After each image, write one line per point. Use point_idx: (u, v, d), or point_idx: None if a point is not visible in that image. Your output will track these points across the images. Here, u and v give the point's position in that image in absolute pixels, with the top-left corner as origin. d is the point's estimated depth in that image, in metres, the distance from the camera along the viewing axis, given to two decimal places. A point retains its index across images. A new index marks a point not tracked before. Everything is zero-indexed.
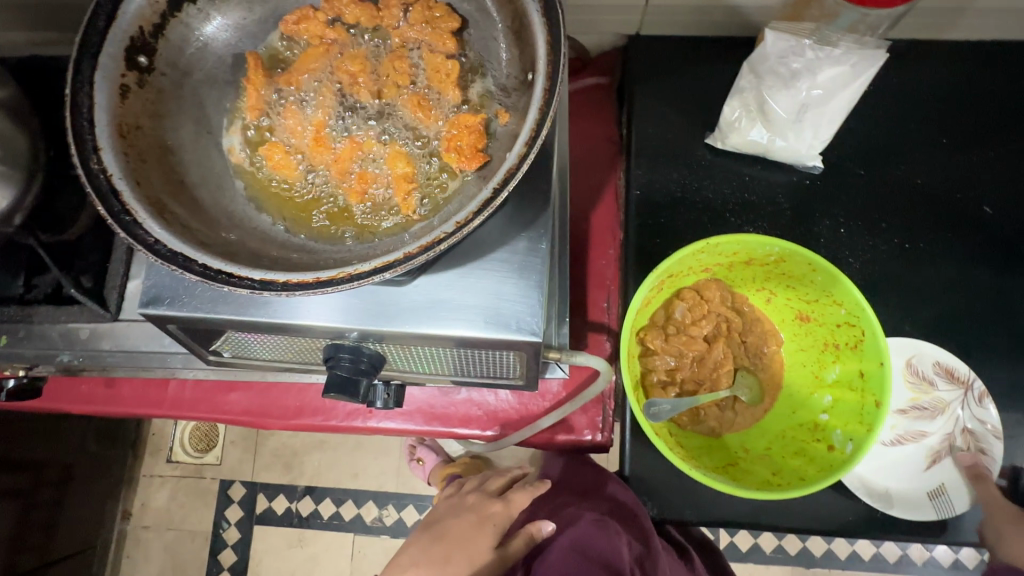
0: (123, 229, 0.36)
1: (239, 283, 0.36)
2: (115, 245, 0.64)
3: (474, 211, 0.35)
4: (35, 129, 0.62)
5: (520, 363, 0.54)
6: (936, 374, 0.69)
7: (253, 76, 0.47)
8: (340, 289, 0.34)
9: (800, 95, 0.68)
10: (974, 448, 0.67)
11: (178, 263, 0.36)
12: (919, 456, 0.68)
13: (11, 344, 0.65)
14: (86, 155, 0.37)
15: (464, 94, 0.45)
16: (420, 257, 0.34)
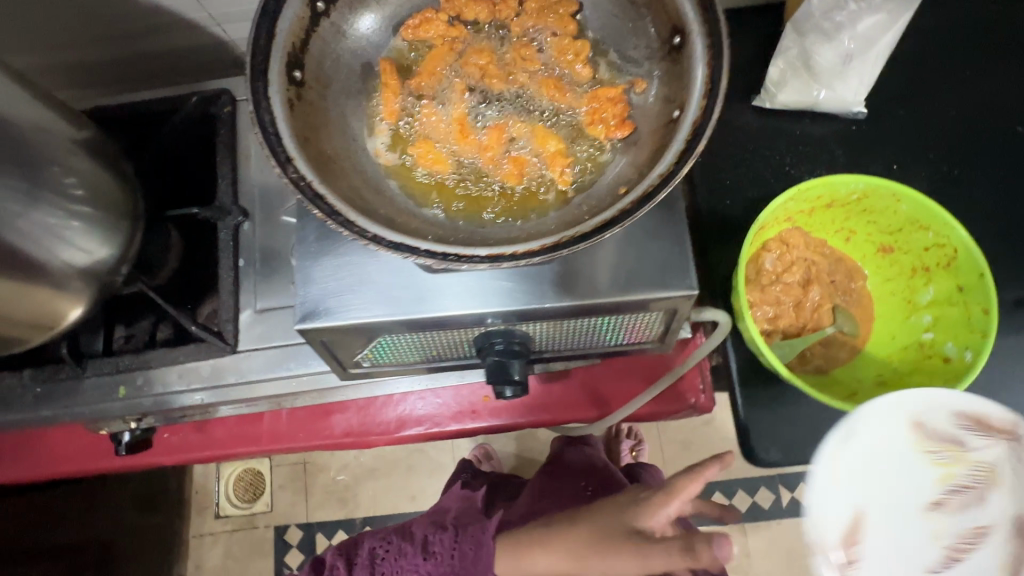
0: (344, 229, 0.37)
1: (466, 262, 0.37)
2: (221, 277, 0.64)
3: (673, 163, 0.38)
4: (125, 173, 0.62)
5: (659, 324, 0.56)
6: (942, 436, 0.54)
7: (387, 80, 0.48)
8: (570, 251, 0.36)
9: (843, 46, 0.73)
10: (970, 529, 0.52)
11: (404, 252, 0.37)
12: (953, 536, 0.53)
13: (131, 394, 0.64)
14: (284, 166, 0.38)
15: (594, 72, 0.48)
16: (640, 209, 0.36)
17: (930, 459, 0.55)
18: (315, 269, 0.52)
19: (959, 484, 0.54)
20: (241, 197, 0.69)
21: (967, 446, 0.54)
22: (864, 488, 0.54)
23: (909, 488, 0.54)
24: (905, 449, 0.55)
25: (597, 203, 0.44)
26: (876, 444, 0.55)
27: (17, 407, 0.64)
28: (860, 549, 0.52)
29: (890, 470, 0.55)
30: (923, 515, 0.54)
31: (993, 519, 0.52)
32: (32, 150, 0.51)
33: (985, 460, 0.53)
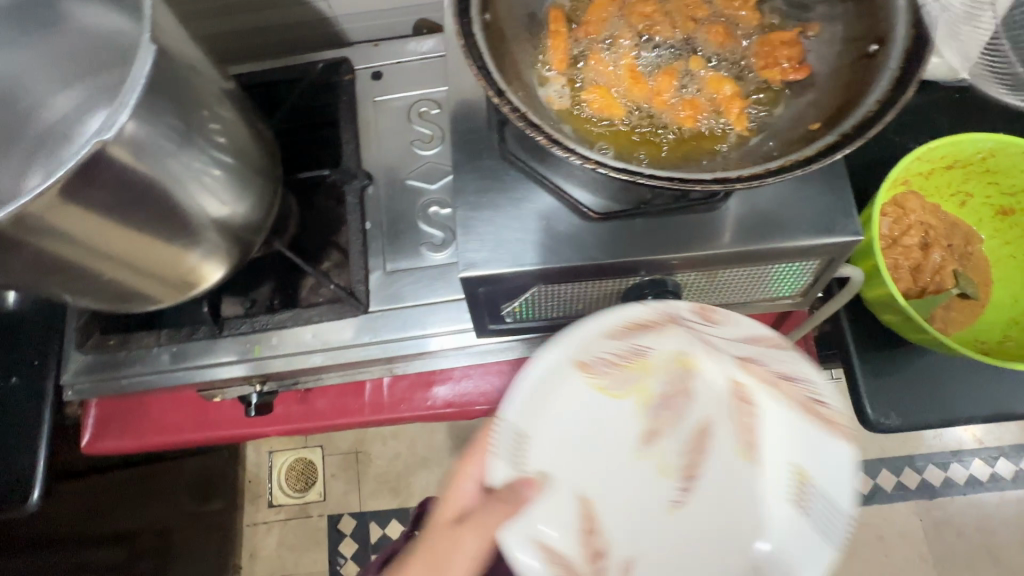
0: (567, 154, 0.38)
1: (690, 185, 0.38)
2: (352, 238, 0.65)
3: (891, 87, 0.38)
4: (261, 131, 0.62)
5: (809, 274, 0.56)
6: (616, 352, 0.42)
7: (555, 29, 0.49)
8: (795, 173, 0.37)
9: None
10: (781, 379, 0.41)
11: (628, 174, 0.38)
12: (675, 457, 0.42)
13: (265, 353, 0.65)
14: (498, 96, 0.40)
15: (761, 21, 0.49)
16: (867, 131, 0.37)
17: (613, 389, 0.43)
18: (477, 218, 0.53)
19: (664, 401, 0.43)
20: (364, 163, 0.69)
21: (650, 350, 0.43)
22: (556, 455, 0.41)
23: (613, 427, 0.43)
24: (581, 393, 0.42)
25: (784, 141, 0.43)
26: (552, 390, 0.42)
27: (150, 366, 0.65)
28: (590, 492, 0.41)
29: (564, 416, 0.42)
30: (635, 455, 0.42)
31: (712, 413, 0.43)
32: (186, 89, 0.48)
33: (676, 354, 0.42)
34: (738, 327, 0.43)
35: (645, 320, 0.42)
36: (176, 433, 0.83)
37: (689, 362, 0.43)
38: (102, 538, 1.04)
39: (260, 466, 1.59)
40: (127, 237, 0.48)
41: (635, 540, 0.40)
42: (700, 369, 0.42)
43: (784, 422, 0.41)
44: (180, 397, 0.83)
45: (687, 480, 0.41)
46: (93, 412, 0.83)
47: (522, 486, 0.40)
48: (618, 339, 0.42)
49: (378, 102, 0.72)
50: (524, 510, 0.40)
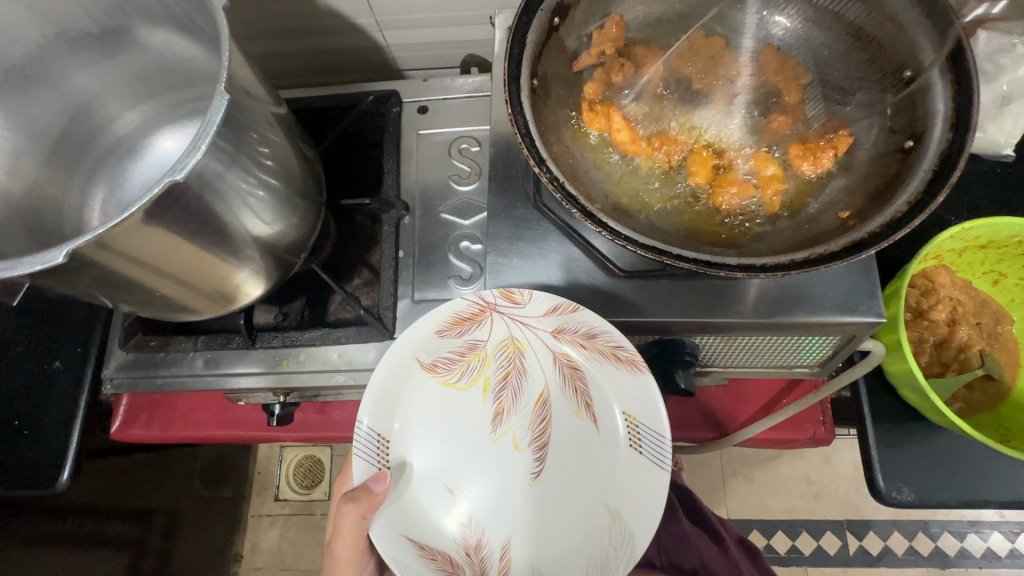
0: (601, 229, 0.41)
1: (721, 269, 0.41)
2: (384, 266, 0.68)
3: (921, 190, 0.40)
4: (308, 156, 0.66)
5: (829, 347, 0.56)
6: (456, 349, 0.57)
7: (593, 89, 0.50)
8: (824, 267, 0.39)
9: (998, 89, 0.67)
10: (586, 341, 0.54)
11: (659, 253, 0.41)
12: (524, 431, 0.57)
13: (293, 368, 0.68)
14: (538, 165, 0.43)
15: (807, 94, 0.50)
16: (898, 233, 0.38)
17: (462, 381, 0.58)
18: (506, 267, 0.57)
19: (503, 383, 0.58)
20: (402, 192, 0.72)
21: (482, 343, 0.57)
22: (428, 438, 0.57)
23: (470, 415, 0.57)
24: (432, 390, 0.57)
25: (812, 225, 0.45)
26: (409, 387, 0.57)
27: (185, 368, 0.69)
28: (463, 488, 0.56)
29: (429, 411, 0.57)
30: (494, 439, 0.57)
31: (546, 383, 0.57)
32: (242, 114, 0.51)
33: (505, 339, 0.57)
34: (539, 303, 0.54)
35: (466, 314, 0.56)
36: (199, 429, 0.87)
37: (518, 345, 0.57)
38: (116, 516, 1.08)
39: (271, 458, 1.64)
40: (183, 258, 0.51)
41: (492, 511, 0.56)
42: (529, 350, 0.57)
43: (609, 376, 0.55)
44: (203, 398, 0.88)
45: (542, 451, 0.57)
46: (123, 401, 0.87)
47: (378, 487, 0.52)
48: (451, 338, 0.57)
49: (421, 135, 0.75)
50: (406, 493, 0.55)
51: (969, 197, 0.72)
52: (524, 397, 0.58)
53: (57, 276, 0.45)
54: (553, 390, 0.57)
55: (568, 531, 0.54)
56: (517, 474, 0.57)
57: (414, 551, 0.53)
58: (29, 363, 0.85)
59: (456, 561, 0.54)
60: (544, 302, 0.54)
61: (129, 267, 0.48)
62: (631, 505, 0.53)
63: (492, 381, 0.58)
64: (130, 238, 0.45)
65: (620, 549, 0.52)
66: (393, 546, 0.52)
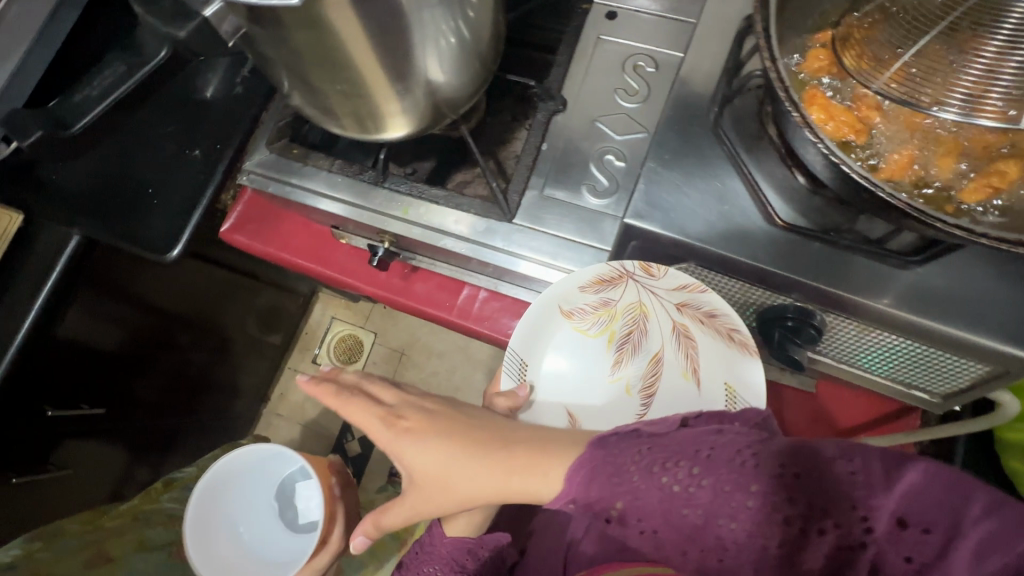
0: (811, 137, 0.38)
1: (933, 224, 0.38)
2: (526, 152, 0.68)
3: None
4: (500, 21, 0.64)
5: (965, 377, 0.52)
6: (593, 304, 0.64)
7: (822, 46, 0.47)
8: None
9: None
10: (704, 317, 0.61)
11: (868, 184, 0.38)
12: (637, 377, 0.63)
13: (408, 217, 0.70)
14: (769, 60, 0.40)
15: None
16: None
17: (593, 331, 0.65)
18: (663, 176, 0.53)
19: (627, 338, 0.64)
20: (564, 90, 0.71)
21: (615, 302, 0.64)
22: (558, 368, 0.65)
23: (594, 358, 0.65)
24: (569, 333, 0.65)
25: (1015, 225, 0.42)
26: (549, 324, 0.65)
27: (315, 182, 0.72)
28: (579, 409, 0.63)
29: (562, 347, 0.65)
30: (610, 378, 0.64)
31: (662, 344, 0.63)
32: None
33: (633, 303, 0.63)
34: (672, 278, 0.60)
35: (608, 276, 0.62)
36: (291, 254, 0.92)
37: (644, 309, 0.64)
38: (177, 320, 1.16)
39: (321, 324, 1.74)
40: (364, 58, 0.53)
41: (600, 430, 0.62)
42: (653, 315, 0.64)
43: (716, 350, 0.61)
44: (303, 229, 0.93)
45: (649, 399, 0.62)
46: (241, 204, 0.94)
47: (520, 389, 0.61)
48: (590, 293, 0.64)
49: (600, 41, 0.72)
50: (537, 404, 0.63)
51: None
52: (638, 355, 0.64)
53: (268, 27, 0.48)
54: (668, 350, 0.63)
55: None
56: (617, 412, 0.63)
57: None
58: (174, 142, 0.93)
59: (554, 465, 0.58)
60: (682, 278, 0.61)
61: (323, 45, 0.50)
62: None
63: (613, 331, 0.65)
64: (340, 13, 0.47)
65: None
66: None
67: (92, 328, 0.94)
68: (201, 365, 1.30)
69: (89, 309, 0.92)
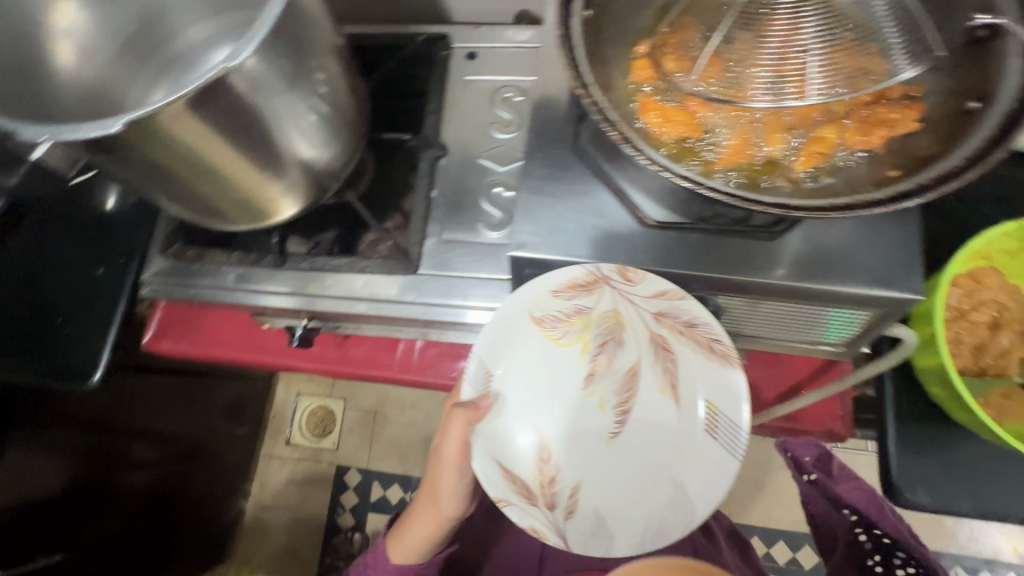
0: (636, 153, 0.40)
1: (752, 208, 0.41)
2: (417, 203, 0.69)
3: (982, 148, 0.38)
4: (357, 86, 0.66)
5: (856, 324, 0.55)
6: (564, 310, 0.56)
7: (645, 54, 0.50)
8: (862, 212, 0.39)
9: None
10: (682, 325, 0.54)
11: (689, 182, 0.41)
12: (613, 394, 0.56)
13: (316, 292, 0.71)
14: (581, 86, 0.42)
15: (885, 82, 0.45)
16: (946, 185, 0.38)
17: (563, 339, 0.57)
18: (536, 203, 0.55)
19: (601, 348, 0.57)
20: (442, 135, 0.73)
21: (589, 309, 0.56)
22: (525, 382, 0.56)
23: (565, 373, 0.57)
24: (536, 344, 0.56)
25: (853, 182, 0.44)
26: (514, 332, 0.56)
27: (217, 279, 0.73)
28: (548, 428, 0.55)
29: (529, 361, 0.56)
30: (582, 394, 0.56)
31: (639, 357, 0.56)
32: (308, 42, 0.53)
33: (608, 310, 0.56)
34: (647, 284, 0.54)
35: (582, 281, 0.54)
36: (221, 349, 0.90)
37: (620, 318, 0.56)
38: (138, 436, 1.10)
39: (286, 404, 1.67)
40: (223, 156, 0.53)
41: (570, 453, 0.55)
42: (630, 324, 0.56)
43: (698, 365, 0.54)
44: (227, 321, 0.91)
45: (624, 416, 0.56)
46: (160, 312, 0.92)
47: (483, 401, 0.54)
48: (563, 299, 0.55)
49: (467, 81, 0.75)
50: (496, 419, 0.54)
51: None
52: (612, 369, 0.57)
53: (114, 151, 0.49)
54: (644, 363, 0.56)
55: (636, 496, 0.53)
56: (595, 428, 0.56)
57: (499, 472, 0.52)
58: (78, 265, 0.88)
59: (531, 488, 0.53)
60: (655, 280, 0.54)
61: (174, 156, 0.51)
62: (699, 482, 0.52)
63: (587, 343, 0.57)
64: (179, 126, 0.48)
65: (676, 516, 0.52)
66: (483, 467, 0.52)
67: (47, 472, 0.89)
68: (176, 478, 1.24)
69: (41, 454, 0.88)
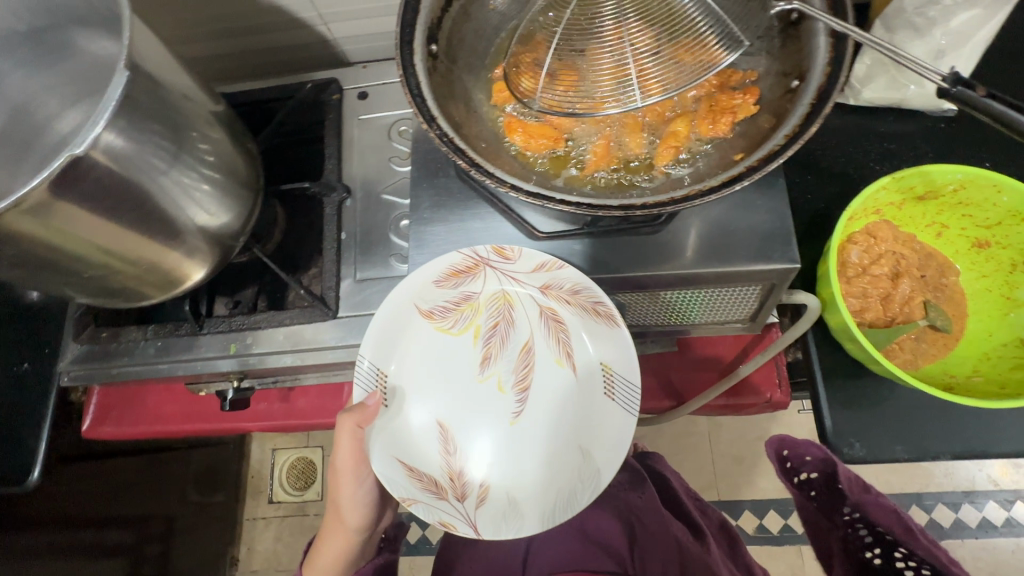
0: (486, 178, 0.42)
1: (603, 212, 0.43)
2: (326, 248, 0.69)
3: (800, 123, 0.41)
4: (245, 143, 0.66)
5: (755, 298, 0.57)
6: (451, 299, 0.57)
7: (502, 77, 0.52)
8: (702, 200, 0.42)
9: (935, 44, 0.65)
10: (569, 296, 0.55)
11: (542, 199, 0.43)
12: (510, 374, 0.56)
13: (240, 351, 0.70)
14: (429, 122, 0.43)
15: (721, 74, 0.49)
16: (771, 163, 0.41)
17: (455, 329, 0.57)
18: (430, 233, 0.57)
19: (493, 331, 0.57)
20: (344, 177, 0.74)
21: (476, 294, 0.57)
22: (421, 376, 0.56)
23: (460, 361, 0.57)
24: (428, 336, 0.57)
25: (707, 167, 0.47)
26: (403, 328, 0.56)
27: (139, 357, 0.71)
28: (448, 419, 0.55)
29: (422, 354, 0.56)
30: (479, 380, 0.56)
31: (532, 333, 0.57)
32: (178, 115, 0.54)
33: (495, 292, 0.57)
34: (528, 259, 0.55)
35: (461, 266, 0.55)
36: (166, 424, 0.88)
37: (508, 298, 0.57)
38: (102, 525, 1.05)
39: (263, 461, 1.50)
40: (112, 241, 0.53)
41: (473, 440, 0.55)
42: (518, 303, 0.57)
43: (587, 330, 0.55)
44: (167, 395, 0.89)
45: (524, 394, 0.56)
46: (95, 398, 0.89)
47: (372, 400, 0.53)
48: (447, 288, 0.56)
49: (363, 120, 0.76)
50: (394, 418, 0.55)
51: (905, 157, 0.73)
52: (509, 348, 0.57)
53: None
54: (538, 338, 0.57)
55: (544, 470, 0.54)
56: (496, 411, 0.56)
57: (402, 472, 0.53)
58: None
59: (439, 483, 0.53)
60: (539, 255, 0.55)
61: (55, 248, 0.50)
62: (602, 443, 0.53)
63: (480, 327, 0.57)
64: (49, 220, 0.48)
65: (584, 482, 0.53)
66: (385, 467, 0.52)
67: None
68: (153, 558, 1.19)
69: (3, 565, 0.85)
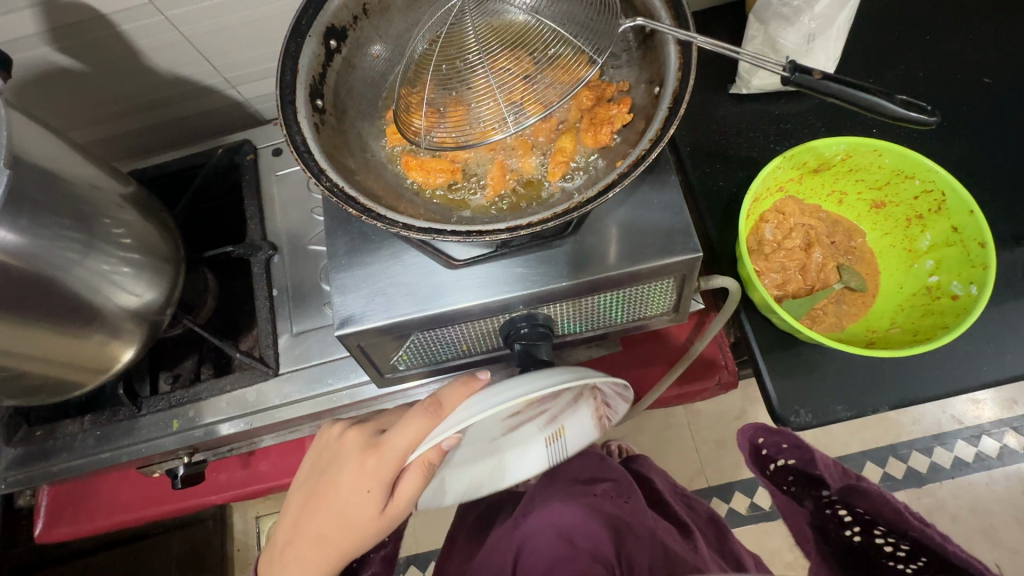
0: (377, 222, 0.44)
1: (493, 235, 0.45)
2: (259, 307, 0.69)
3: (661, 127, 0.44)
4: (160, 218, 0.66)
5: (673, 289, 0.60)
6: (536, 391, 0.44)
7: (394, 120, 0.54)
8: (583, 211, 0.44)
9: (805, 28, 0.69)
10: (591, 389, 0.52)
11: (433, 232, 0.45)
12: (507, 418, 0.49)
13: (184, 426, 0.69)
14: (318, 176, 0.45)
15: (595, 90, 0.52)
16: (638, 167, 0.43)
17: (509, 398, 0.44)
18: (349, 278, 0.57)
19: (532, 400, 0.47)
20: (268, 235, 0.74)
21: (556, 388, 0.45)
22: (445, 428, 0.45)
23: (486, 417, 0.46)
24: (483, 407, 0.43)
25: (595, 177, 0.50)
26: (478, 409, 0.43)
27: (78, 450, 0.69)
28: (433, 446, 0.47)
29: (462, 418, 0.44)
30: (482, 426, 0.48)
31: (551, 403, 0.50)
32: (83, 203, 0.54)
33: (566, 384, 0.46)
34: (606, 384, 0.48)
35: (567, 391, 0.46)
36: (125, 513, 0.85)
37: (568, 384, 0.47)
38: None
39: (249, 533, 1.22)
40: (27, 341, 0.53)
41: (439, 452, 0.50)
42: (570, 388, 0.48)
43: (577, 405, 0.54)
44: (121, 483, 0.86)
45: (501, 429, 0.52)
46: (45, 498, 0.86)
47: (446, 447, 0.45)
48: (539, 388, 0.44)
49: (280, 176, 0.77)
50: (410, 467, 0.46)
51: (800, 133, 0.78)
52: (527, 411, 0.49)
53: None
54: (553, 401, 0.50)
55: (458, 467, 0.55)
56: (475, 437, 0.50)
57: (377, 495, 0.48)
58: None
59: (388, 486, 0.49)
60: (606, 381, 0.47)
61: None
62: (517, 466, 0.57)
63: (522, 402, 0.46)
64: None
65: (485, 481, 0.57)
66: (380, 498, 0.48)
67: None
68: None
69: None
